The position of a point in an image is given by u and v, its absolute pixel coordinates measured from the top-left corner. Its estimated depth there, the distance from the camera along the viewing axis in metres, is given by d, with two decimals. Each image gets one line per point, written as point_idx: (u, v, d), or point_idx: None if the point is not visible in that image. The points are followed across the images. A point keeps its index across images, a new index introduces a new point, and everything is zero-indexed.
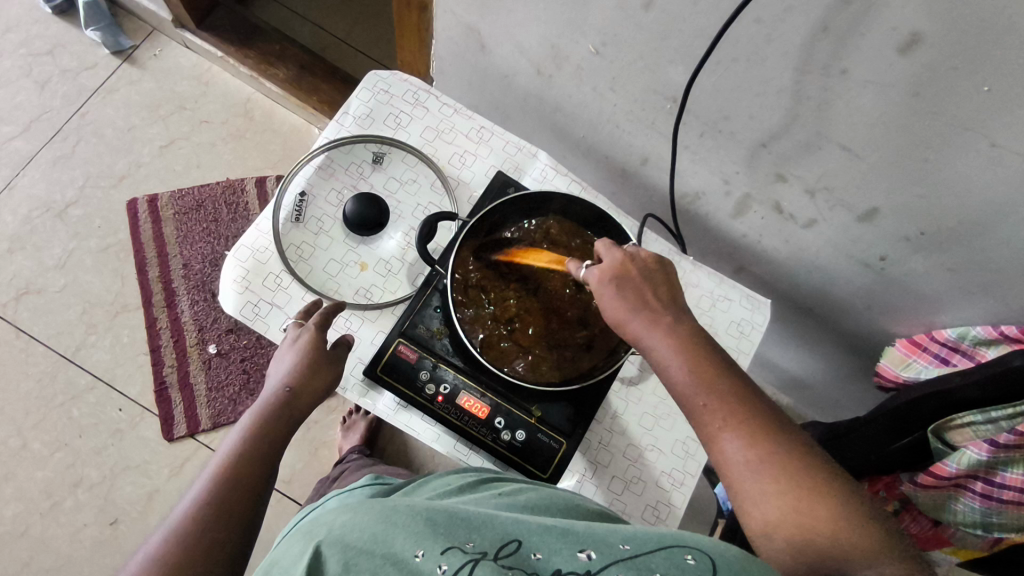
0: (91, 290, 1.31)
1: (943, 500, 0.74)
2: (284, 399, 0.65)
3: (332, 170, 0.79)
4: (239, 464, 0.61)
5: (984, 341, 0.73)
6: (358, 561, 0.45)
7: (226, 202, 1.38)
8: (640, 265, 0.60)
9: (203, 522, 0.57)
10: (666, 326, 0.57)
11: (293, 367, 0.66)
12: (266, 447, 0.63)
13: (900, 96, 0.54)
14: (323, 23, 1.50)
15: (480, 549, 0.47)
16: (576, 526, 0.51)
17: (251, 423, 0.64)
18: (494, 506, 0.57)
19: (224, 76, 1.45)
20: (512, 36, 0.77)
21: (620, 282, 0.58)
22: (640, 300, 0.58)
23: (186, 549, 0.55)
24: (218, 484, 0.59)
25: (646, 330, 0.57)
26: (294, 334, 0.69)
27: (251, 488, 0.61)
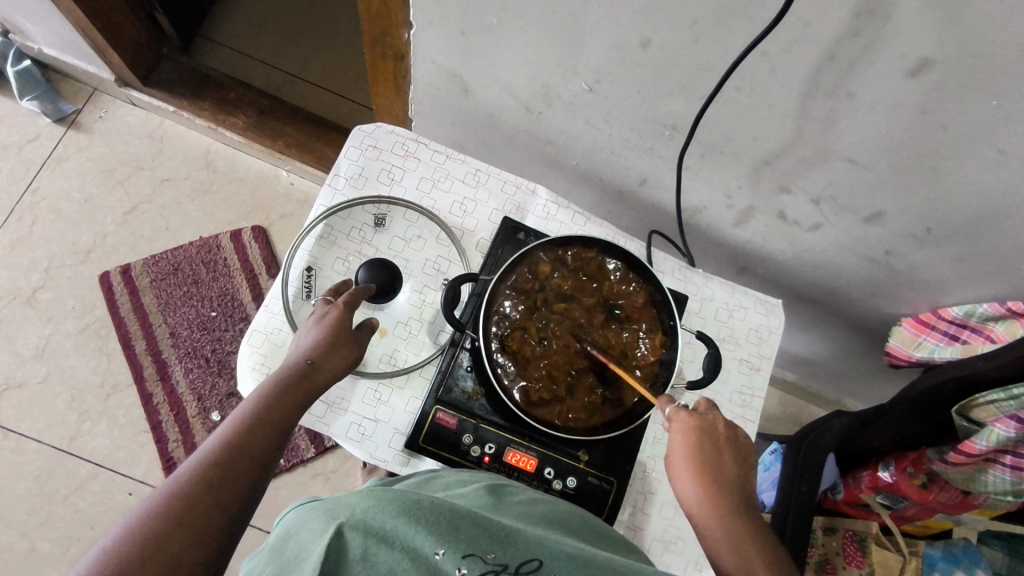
0: (76, 375, 1.25)
1: (973, 474, 0.77)
2: (302, 371, 0.58)
3: (333, 238, 0.76)
4: (250, 428, 0.53)
5: (992, 317, 0.76)
6: (378, 551, 0.42)
7: (203, 262, 1.33)
8: (718, 430, 0.61)
9: (207, 480, 0.49)
10: (726, 505, 0.57)
11: (314, 344, 0.61)
12: (283, 417, 0.55)
13: (910, 113, 0.55)
14: (273, 61, 1.45)
15: (501, 561, 0.45)
16: (599, 559, 0.49)
17: (266, 387, 0.57)
18: (509, 513, 0.55)
19: (179, 130, 1.39)
20: (499, 79, 0.75)
21: (698, 447, 0.59)
22: (709, 475, 0.58)
23: (185, 506, 0.47)
24: (224, 445, 0.51)
25: (708, 505, 0.57)
26: (321, 311, 0.64)
27: (262, 453, 0.53)
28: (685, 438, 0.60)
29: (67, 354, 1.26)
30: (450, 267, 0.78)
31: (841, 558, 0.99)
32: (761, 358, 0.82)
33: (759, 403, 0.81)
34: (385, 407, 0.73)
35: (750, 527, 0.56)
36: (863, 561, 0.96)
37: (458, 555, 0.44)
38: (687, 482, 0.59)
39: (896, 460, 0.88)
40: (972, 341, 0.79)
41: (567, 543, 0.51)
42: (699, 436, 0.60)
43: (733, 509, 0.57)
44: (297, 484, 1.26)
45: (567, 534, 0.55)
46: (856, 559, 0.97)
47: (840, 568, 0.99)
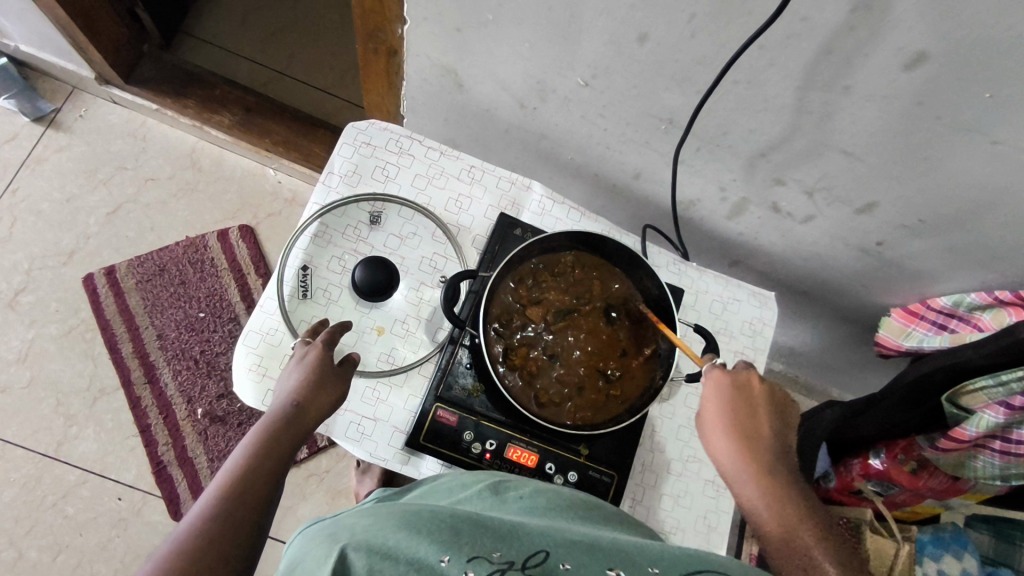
0: (62, 380, 1.23)
1: (963, 459, 0.79)
2: (289, 415, 0.59)
3: (329, 237, 0.76)
4: (238, 483, 0.55)
5: (979, 306, 0.78)
6: (383, 566, 0.43)
7: (191, 262, 1.31)
8: (752, 384, 0.61)
9: (196, 550, 0.50)
10: (761, 458, 0.58)
11: (297, 384, 0.61)
12: (271, 467, 0.57)
13: (903, 106, 0.56)
14: (256, 56, 1.43)
15: (506, 559, 0.45)
16: (601, 542, 0.50)
17: (255, 435, 0.58)
18: (514, 511, 0.56)
19: (163, 128, 1.37)
20: (494, 74, 0.75)
21: (727, 402, 0.60)
22: (741, 429, 0.59)
23: (181, 572, 0.49)
24: (216, 501, 0.53)
25: (744, 458, 0.58)
26: (301, 352, 0.64)
27: (253, 506, 0.54)
28: (717, 396, 0.61)
29: (52, 359, 1.23)
30: (447, 264, 0.78)
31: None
32: (755, 349, 0.83)
33: None
34: (383, 405, 0.73)
35: (784, 479, 0.58)
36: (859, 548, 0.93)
37: (464, 558, 0.44)
38: (720, 438, 0.59)
39: (886, 448, 0.90)
40: (960, 330, 0.81)
41: (572, 531, 0.51)
42: (731, 392, 0.60)
43: (770, 465, 0.58)
44: (291, 484, 1.25)
45: (572, 519, 0.55)
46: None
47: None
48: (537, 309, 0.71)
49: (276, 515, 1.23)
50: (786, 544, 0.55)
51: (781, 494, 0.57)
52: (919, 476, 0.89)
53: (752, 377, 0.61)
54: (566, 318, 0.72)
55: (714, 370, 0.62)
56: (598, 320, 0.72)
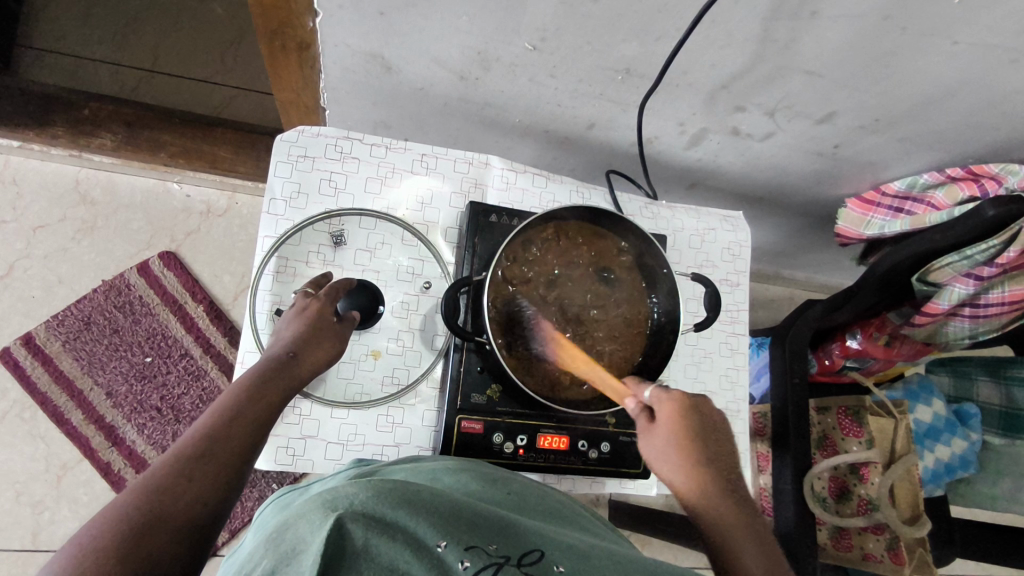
0: (13, 468, 1.11)
1: (936, 327, 0.86)
2: (284, 363, 0.55)
3: (293, 270, 0.69)
4: (229, 415, 0.49)
5: (932, 185, 0.82)
6: (382, 541, 0.38)
7: (117, 307, 1.18)
8: (704, 405, 0.58)
9: (187, 470, 0.44)
10: (713, 477, 0.55)
11: (292, 336, 0.57)
12: (269, 410, 0.51)
13: (870, 22, 0.54)
14: (116, 58, 1.24)
15: (502, 552, 0.43)
16: (597, 552, 0.48)
17: (247, 376, 0.53)
18: (502, 504, 0.55)
19: (32, 164, 1.19)
20: (427, 52, 0.68)
21: (682, 422, 0.56)
22: (697, 446, 0.56)
23: (170, 485, 0.42)
24: (203, 429, 0.47)
25: (698, 472, 0.55)
26: (301, 305, 0.61)
27: (244, 439, 0.48)
28: (670, 418, 0.57)
29: None
30: (426, 267, 0.73)
31: (839, 432, 0.98)
32: (737, 273, 0.85)
33: (746, 315, 0.84)
34: (401, 428, 0.70)
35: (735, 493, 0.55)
36: (860, 432, 0.95)
37: (461, 547, 0.41)
38: (670, 455, 0.56)
39: (862, 329, 0.97)
40: (915, 211, 0.85)
41: (567, 536, 0.50)
42: (688, 411, 0.57)
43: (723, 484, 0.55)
44: None
45: (564, 525, 0.55)
46: (853, 430, 0.96)
47: (839, 441, 0.98)
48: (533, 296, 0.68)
49: None
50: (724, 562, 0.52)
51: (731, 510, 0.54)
52: (893, 346, 0.96)
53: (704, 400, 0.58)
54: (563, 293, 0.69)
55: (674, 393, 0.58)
56: (597, 288, 0.70)
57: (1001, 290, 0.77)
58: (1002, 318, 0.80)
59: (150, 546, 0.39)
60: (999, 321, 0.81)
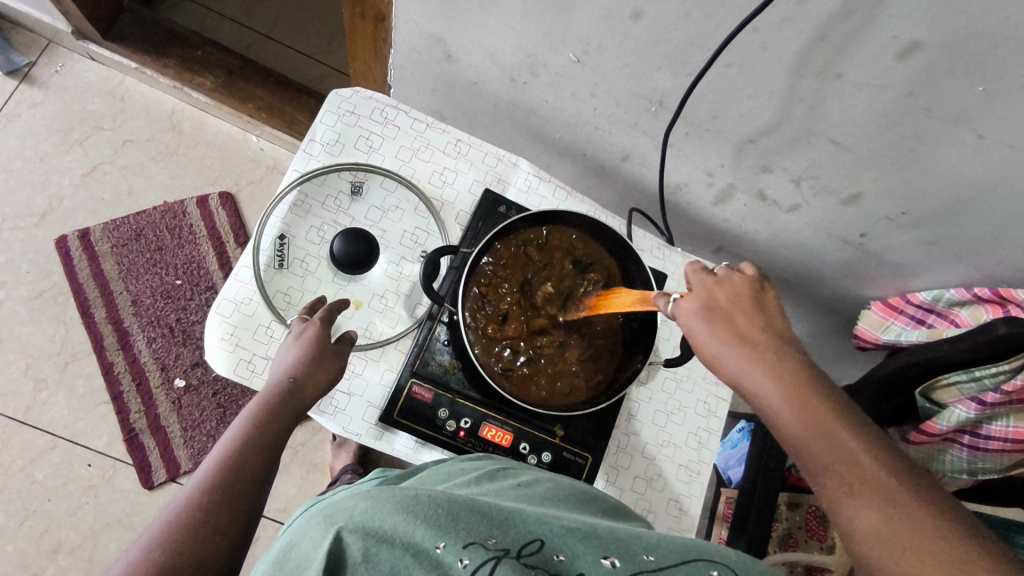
0: (31, 343, 1.20)
1: (932, 452, 0.81)
2: (289, 389, 0.58)
3: (308, 206, 0.74)
4: (240, 454, 0.53)
5: (958, 302, 0.78)
6: (380, 549, 0.41)
7: (168, 228, 1.28)
8: (741, 290, 0.53)
9: (203, 509, 0.49)
10: (770, 363, 0.49)
11: (296, 359, 0.60)
12: (274, 437, 0.55)
13: (895, 96, 0.55)
14: (240, 18, 1.38)
15: (503, 546, 0.45)
16: (597, 528, 0.50)
17: (253, 408, 0.56)
18: (510, 494, 0.55)
19: (142, 88, 1.33)
20: (483, 46, 0.73)
21: (716, 311, 0.52)
22: (741, 332, 0.51)
23: (194, 528, 0.48)
24: (218, 469, 0.52)
25: (749, 361, 0.49)
26: (299, 330, 0.63)
27: (256, 472, 0.53)
28: (698, 314, 0.52)
29: (22, 321, 1.21)
30: (429, 239, 0.76)
31: (803, 533, 0.99)
32: None
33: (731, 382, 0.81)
34: (359, 380, 0.71)
35: (802, 376, 0.49)
36: (825, 535, 0.98)
37: (460, 545, 0.43)
38: (716, 343, 0.51)
39: None
40: (938, 326, 0.82)
41: (569, 518, 0.51)
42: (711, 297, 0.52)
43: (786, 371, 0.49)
44: None
45: (571, 509, 0.55)
46: (817, 534, 0.99)
47: (801, 542, 0.99)
48: (507, 276, 0.69)
49: None
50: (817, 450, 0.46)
51: (806, 396, 0.47)
52: None
53: (740, 276, 0.54)
54: (534, 280, 0.70)
55: (701, 275, 0.54)
56: (569, 279, 0.71)
57: (1005, 422, 0.72)
58: (1006, 457, 0.74)
59: None
60: (1002, 460, 0.75)
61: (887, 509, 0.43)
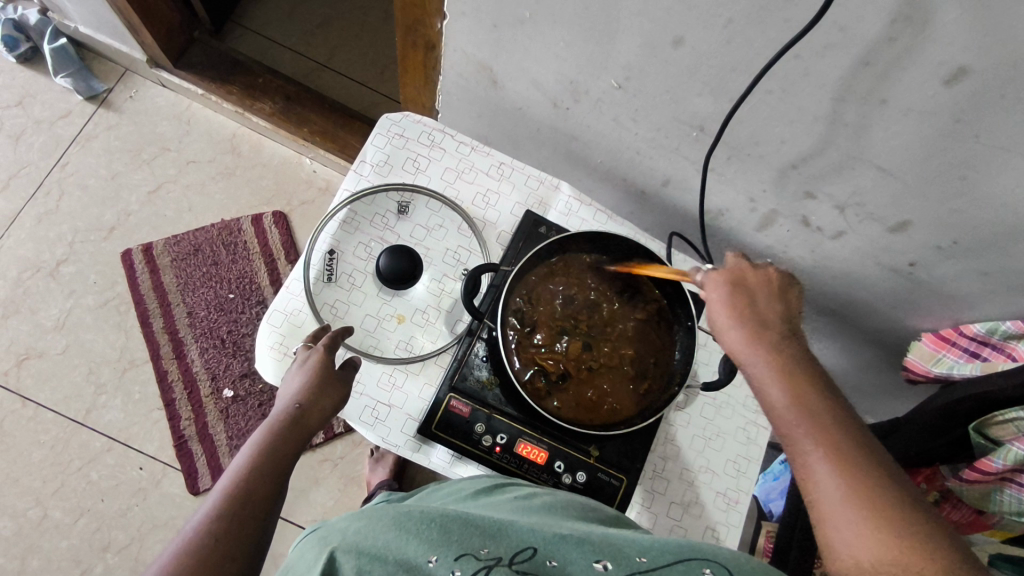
0: (94, 349, 1.27)
1: (987, 491, 0.77)
2: (292, 418, 0.61)
3: (356, 223, 0.77)
4: (244, 485, 0.57)
5: (1014, 335, 0.75)
6: (372, 567, 0.44)
7: (224, 244, 1.34)
8: (769, 287, 0.57)
9: (211, 542, 0.53)
10: (773, 343, 0.54)
11: (300, 387, 0.63)
12: (276, 467, 0.59)
13: (942, 122, 0.55)
14: (300, 48, 1.46)
15: (494, 555, 0.47)
16: (593, 534, 0.51)
17: (260, 439, 0.60)
18: (505, 507, 0.57)
19: (207, 113, 1.41)
20: (528, 73, 0.76)
21: (735, 289, 0.56)
22: (754, 313, 0.55)
23: (202, 557, 0.52)
24: (222, 501, 0.55)
25: (752, 338, 0.54)
26: (303, 356, 0.66)
27: (260, 505, 0.57)
28: (721, 293, 0.57)
29: (87, 328, 1.28)
30: (471, 258, 0.79)
31: None
32: None
33: None
34: (399, 392, 0.73)
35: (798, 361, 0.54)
36: None
37: (451, 557, 0.45)
38: (726, 315, 0.56)
39: (909, 475, 0.89)
40: (993, 359, 0.78)
41: (563, 526, 0.52)
42: (742, 284, 0.56)
43: (782, 347, 0.54)
44: (306, 468, 1.27)
45: (569, 515, 0.56)
46: None
47: None
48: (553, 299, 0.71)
49: (289, 496, 1.24)
50: (801, 421, 0.51)
51: (801, 382, 0.53)
52: (941, 509, 0.86)
53: (773, 271, 0.58)
54: (578, 301, 0.71)
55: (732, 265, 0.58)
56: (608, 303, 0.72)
57: None
58: None
59: None
60: None
61: (853, 477, 0.48)
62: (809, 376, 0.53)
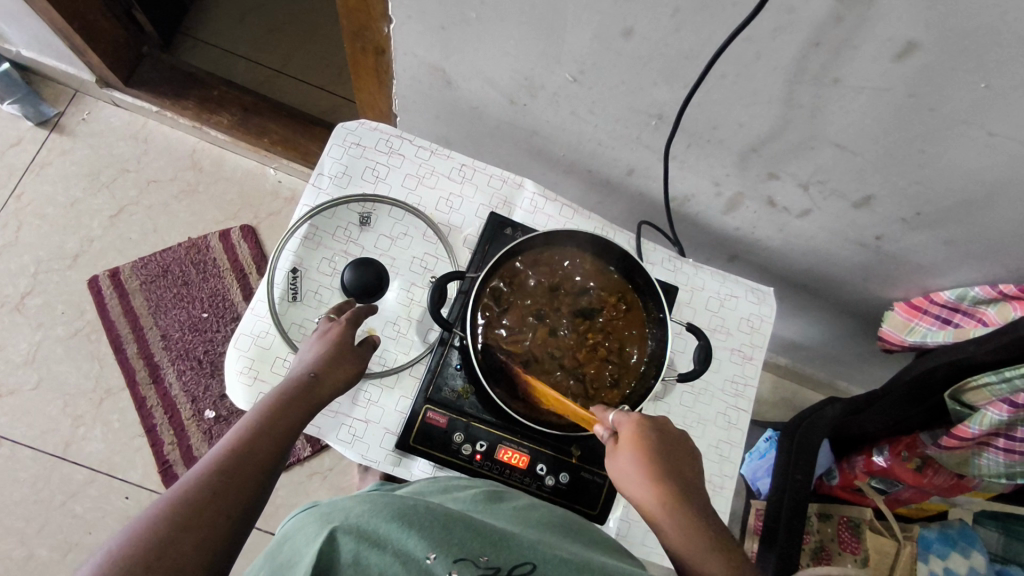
0: (68, 381, 1.24)
1: (967, 457, 0.78)
2: (307, 382, 0.58)
3: (319, 238, 0.75)
4: (253, 435, 0.52)
5: (984, 300, 0.75)
6: (369, 554, 0.42)
7: (192, 263, 1.32)
8: (677, 445, 0.56)
9: (212, 483, 0.47)
10: (681, 500, 0.52)
11: (316, 356, 0.61)
12: (288, 424, 0.55)
13: (896, 97, 0.54)
14: (254, 56, 1.43)
15: (493, 564, 0.44)
16: (594, 563, 0.48)
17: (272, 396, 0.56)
18: (505, 520, 0.55)
19: (163, 130, 1.38)
20: (481, 71, 0.74)
21: (644, 441, 0.54)
22: (660, 468, 0.53)
23: (204, 497, 0.46)
24: (228, 447, 0.50)
25: (657, 495, 0.52)
26: (325, 328, 0.65)
27: (267, 458, 0.52)
28: (634, 440, 0.55)
29: (59, 359, 1.25)
30: (438, 265, 0.77)
31: (837, 546, 1.02)
32: (753, 347, 0.81)
33: (752, 392, 0.80)
34: (375, 408, 0.72)
35: (702, 519, 0.51)
36: (858, 547, 0.99)
37: (451, 559, 0.43)
38: (632, 469, 0.53)
39: (889, 445, 0.89)
40: (964, 325, 0.78)
41: (563, 549, 0.50)
42: (649, 433, 0.55)
43: (687, 503, 0.52)
44: (295, 483, 1.25)
45: (569, 541, 0.54)
46: (851, 546, 1.00)
47: (835, 554, 1.02)
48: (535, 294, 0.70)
49: (280, 513, 1.23)
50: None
51: (714, 543, 0.50)
52: (924, 474, 0.88)
53: (664, 423, 0.57)
54: (548, 303, 0.71)
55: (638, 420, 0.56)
56: (579, 301, 0.71)
57: None
58: None
59: (178, 547, 0.43)
60: None
61: None
62: (710, 526, 0.51)
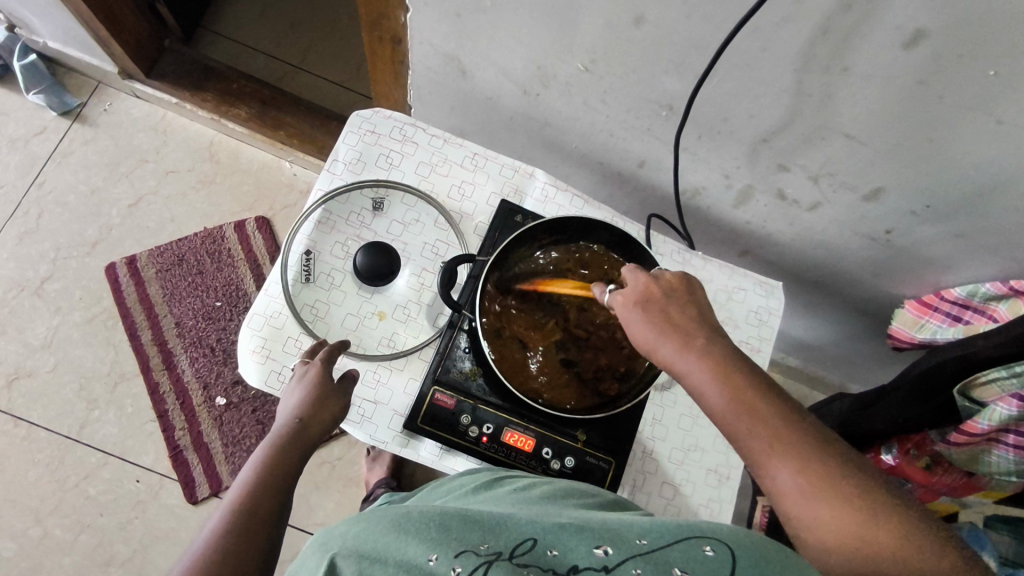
0: (84, 365, 1.27)
1: (976, 454, 0.77)
2: (294, 431, 0.61)
3: (332, 223, 0.77)
4: (250, 498, 0.57)
5: (994, 297, 0.74)
6: (372, 569, 0.43)
7: (208, 252, 1.34)
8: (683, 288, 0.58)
9: (218, 554, 0.53)
10: (703, 348, 0.54)
11: (299, 401, 0.63)
12: (280, 481, 0.59)
13: (905, 86, 0.55)
14: (272, 51, 1.45)
15: (494, 550, 0.45)
16: (592, 522, 0.50)
17: (265, 452, 0.60)
18: (507, 503, 0.56)
19: (183, 122, 1.40)
20: (495, 61, 0.75)
21: (649, 305, 0.56)
22: (672, 324, 0.55)
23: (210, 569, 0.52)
24: (228, 515, 0.55)
25: (679, 350, 0.54)
26: (301, 372, 0.65)
27: (265, 517, 0.57)
28: (635, 306, 0.56)
29: (75, 344, 1.28)
30: (449, 251, 0.78)
31: None
32: (761, 340, 0.81)
33: None
34: (384, 388, 0.73)
35: (726, 360, 0.54)
36: None
37: (451, 555, 0.44)
38: (646, 328, 0.56)
39: (898, 443, 0.90)
40: (975, 322, 0.77)
41: (562, 514, 0.51)
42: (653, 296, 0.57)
43: (706, 346, 0.54)
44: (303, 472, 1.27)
45: (568, 505, 0.55)
46: None
47: None
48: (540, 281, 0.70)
49: None
50: (746, 423, 0.51)
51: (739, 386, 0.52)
52: (933, 471, 0.88)
53: (670, 277, 0.58)
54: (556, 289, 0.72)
55: (665, 279, 0.58)
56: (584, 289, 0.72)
57: None
58: None
59: None
60: None
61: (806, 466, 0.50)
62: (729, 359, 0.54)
